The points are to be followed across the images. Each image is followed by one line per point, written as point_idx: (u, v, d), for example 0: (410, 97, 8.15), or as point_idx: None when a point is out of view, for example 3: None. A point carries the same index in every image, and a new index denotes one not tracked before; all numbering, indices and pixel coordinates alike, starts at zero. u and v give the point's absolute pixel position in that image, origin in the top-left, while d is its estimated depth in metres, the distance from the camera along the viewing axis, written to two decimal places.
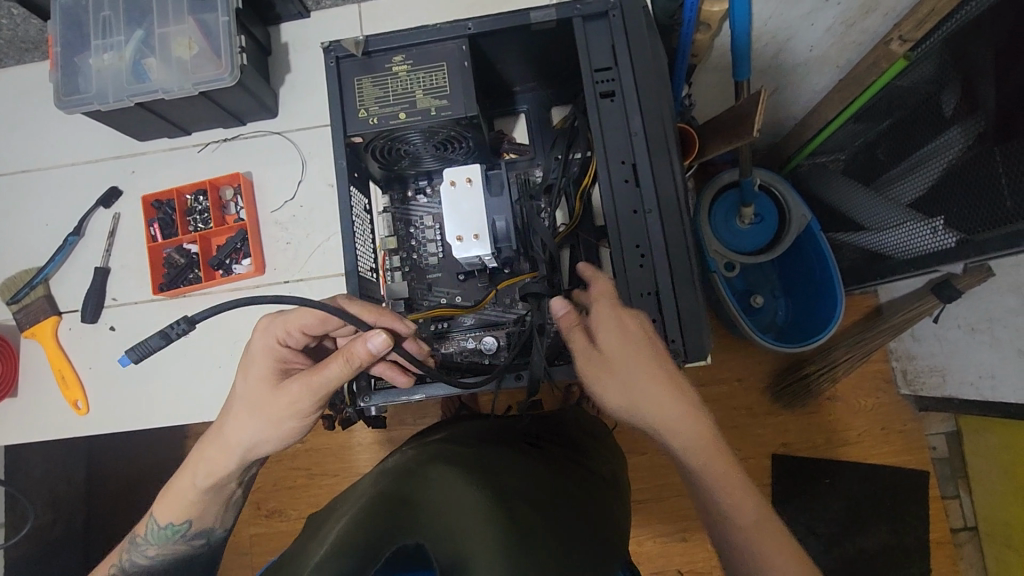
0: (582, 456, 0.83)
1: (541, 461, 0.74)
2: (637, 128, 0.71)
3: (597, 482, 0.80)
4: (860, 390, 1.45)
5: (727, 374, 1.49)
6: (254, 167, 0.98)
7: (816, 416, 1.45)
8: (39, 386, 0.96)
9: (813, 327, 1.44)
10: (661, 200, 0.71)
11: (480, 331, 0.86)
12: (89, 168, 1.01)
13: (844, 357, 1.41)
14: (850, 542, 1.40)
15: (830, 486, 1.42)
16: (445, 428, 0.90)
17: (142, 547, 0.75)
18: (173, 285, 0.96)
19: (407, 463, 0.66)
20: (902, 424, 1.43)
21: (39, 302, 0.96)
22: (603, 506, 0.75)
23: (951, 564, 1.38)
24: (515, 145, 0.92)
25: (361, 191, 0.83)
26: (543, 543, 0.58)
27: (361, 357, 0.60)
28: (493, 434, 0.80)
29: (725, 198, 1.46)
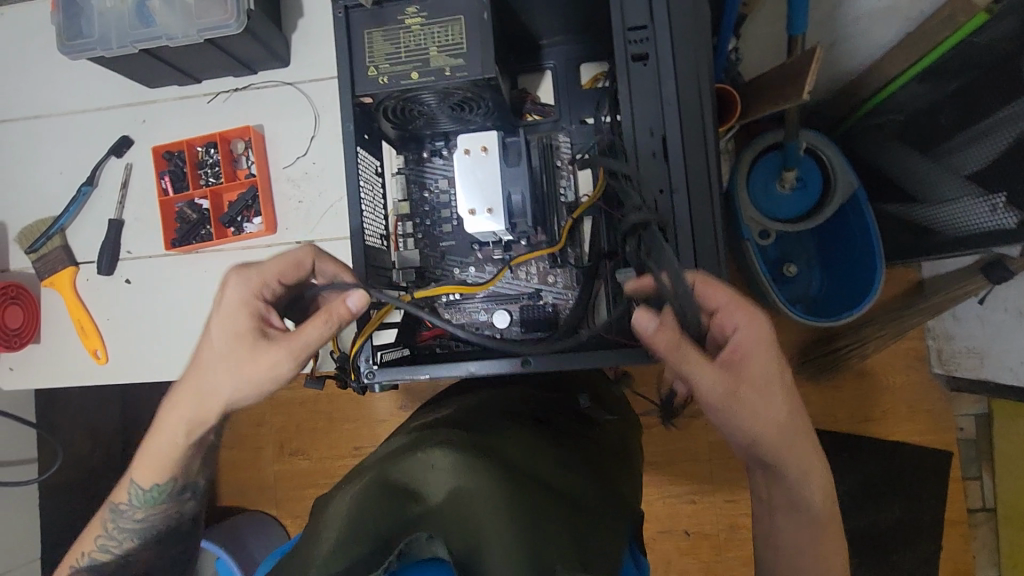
0: (592, 427, 0.81)
1: (549, 435, 0.72)
2: (670, 97, 0.64)
3: (605, 453, 0.77)
4: (892, 367, 1.39)
5: None
6: (265, 120, 0.94)
7: (839, 391, 1.40)
8: (57, 334, 0.97)
9: (850, 299, 1.37)
10: (691, 180, 0.64)
11: (491, 305, 0.84)
12: (100, 116, 0.98)
13: (874, 334, 1.35)
14: (862, 514, 1.38)
15: (849, 460, 1.39)
16: (452, 398, 0.86)
17: (128, 513, 0.77)
18: (185, 241, 0.94)
19: (406, 443, 0.66)
20: (929, 403, 1.37)
21: (57, 252, 0.96)
22: (609, 476, 0.72)
23: (964, 544, 1.36)
24: (538, 106, 0.86)
25: (372, 153, 0.79)
26: (562, 527, 0.57)
27: (339, 314, 0.63)
28: (501, 406, 0.77)
29: (767, 161, 1.37)
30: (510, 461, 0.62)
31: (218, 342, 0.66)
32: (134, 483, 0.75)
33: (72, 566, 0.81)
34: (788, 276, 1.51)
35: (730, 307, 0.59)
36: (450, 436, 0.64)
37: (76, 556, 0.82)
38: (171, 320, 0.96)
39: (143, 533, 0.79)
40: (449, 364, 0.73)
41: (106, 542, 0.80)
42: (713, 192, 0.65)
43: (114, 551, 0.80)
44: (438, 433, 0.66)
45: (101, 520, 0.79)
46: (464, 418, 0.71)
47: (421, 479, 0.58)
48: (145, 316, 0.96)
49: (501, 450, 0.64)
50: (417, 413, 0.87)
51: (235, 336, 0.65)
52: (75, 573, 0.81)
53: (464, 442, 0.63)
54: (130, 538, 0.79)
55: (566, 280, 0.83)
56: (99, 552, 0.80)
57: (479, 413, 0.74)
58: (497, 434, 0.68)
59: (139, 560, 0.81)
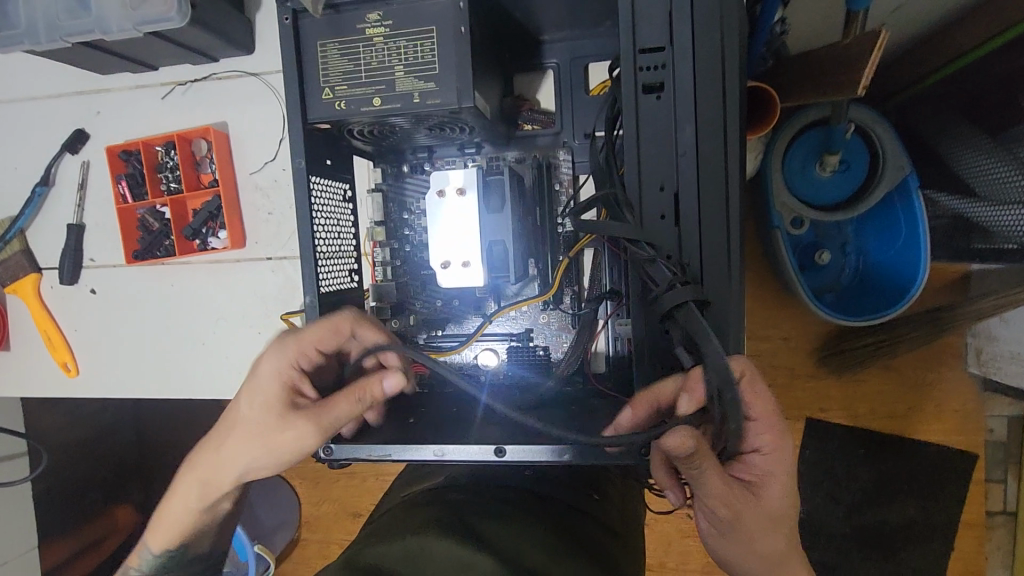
0: (595, 503, 0.78)
1: (541, 509, 0.71)
2: (686, 146, 0.51)
3: (603, 532, 0.73)
4: (922, 365, 1.18)
5: (772, 330, 1.21)
6: (230, 117, 0.83)
7: (862, 386, 1.20)
8: (28, 344, 0.92)
9: (888, 300, 1.12)
10: (705, 248, 0.52)
11: (478, 344, 0.75)
12: (51, 106, 0.88)
13: (910, 332, 1.14)
14: (873, 512, 1.22)
15: (865, 456, 1.21)
16: (443, 471, 0.85)
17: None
18: (148, 253, 0.86)
19: (399, 530, 0.65)
20: (963, 402, 1.18)
21: (16, 258, 0.89)
22: (610, 554, 0.69)
23: (978, 546, 1.20)
24: (536, 114, 0.74)
25: (340, 176, 0.68)
26: None
27: (374, 397, 0.56)
28: (491, 483, 0.76)
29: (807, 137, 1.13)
30: (503, 539, 0.62)
31: (248, 419, 0.59)
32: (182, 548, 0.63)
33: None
34: (821, 264, 1.20)
35: (765, 425, 0.55)
36: (441, 517, 0.65)
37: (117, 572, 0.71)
38: (139, 335, 0.89)
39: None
40: (417, 444, 0.62)
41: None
42: (737, 265, 0.53)
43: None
44: (432, 514, 0.66)
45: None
46: (457, 495, 0.72)
47: (418, 558, 0.59)
48: (112, 323, 0.90)
49: (494, 527, 0.64)
50: (401, 485, 0.88)
51: (263, 418, 0.58)
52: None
53: (455, 524, 0.63)
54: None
55: (560, 320, 0.73)
56: None
57: (473, 488, 0.74)
58: (491, 511, 0.68)
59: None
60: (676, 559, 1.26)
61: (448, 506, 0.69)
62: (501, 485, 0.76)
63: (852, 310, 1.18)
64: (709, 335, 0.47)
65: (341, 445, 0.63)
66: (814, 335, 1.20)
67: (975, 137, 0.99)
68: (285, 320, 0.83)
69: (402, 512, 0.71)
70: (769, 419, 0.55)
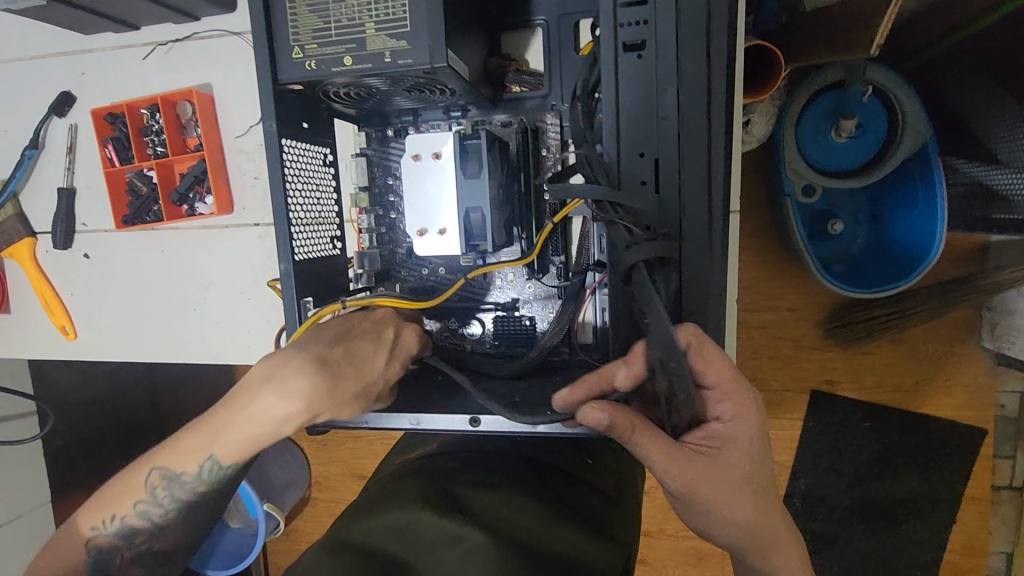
0: (585, 466, 0.77)
1: (527, 473, 0.71)
2: (668, 111, 0.50)
3: (595, 494, 0.72)
4: (933, 337, 1.14)
5: (779, 301, 1.17)
6: (214, 79, 0.82)
7: (871, 360, 1.16)
8: (28, 307, 0.93)
9: (899, 273, 1.07)
10: (685, 217, 0.51)
11: (465, 312, 0.74)
12: (37, 67, 0.87)
13: (922, 305, 1.10)
14: (877, 485, 1.19)
15: (869, 430, 1.17)
16: (436, 439, 0.85)
17: (149, 506, 0.63)
18: (138, 218, 0.86)
19: (387, 500, 0.66)
20: (971, 375, 1.14)
21: (11, 222, 0.89)
22: (598, 513, 0.68)
23: (982, 521, 1.18)
24: (523, 75, 0.70)
25: (319, 139, 0.66)
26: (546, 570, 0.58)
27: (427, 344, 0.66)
28: (480, 451, 0.76)
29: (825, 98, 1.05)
30: (487, 506, 0.64)
31: (372, 373, 0.59)
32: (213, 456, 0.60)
33: (89, 533, 0.64)
34: (832, 234, 1.16)
35: (723, 392, 0.55)
36: (426, 489, 0.66)
37: (100, 518, 0.64)
38: (133, 299, 0.90)
39: (198, 505, 0.64)
40: (394, 412, 0.62)
41: (148, 511, 0.63)
42: (713, 233, 0.52)
43: (152, 522, 0.64)
44: (417, 485, 0.67)
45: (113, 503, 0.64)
46: (445, 462, 0.73)
47: (408, 532, 0.61)
48: (106, 287, 0.91)
49: (479, 494, 0.65)
50: (398, 451, 0.89)
51: (376, 377, 0.59)
52: (88, 544, 0.65)
53: (439, 494, 0.65)
54: (180, 511, 0.64)
55: (546, 292, 0.71)
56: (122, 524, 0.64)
57: (462, 456, 0.74)
58: (477, 478, 0.69)
59: (168, 546, 0.66)
60: (674, 526, 1.26)
61: (432, 476, 0.69)
62: (491, 451, 0.76)
63: (860, 282, 1.13)
64: (654, 301, 0.45)
65: None
66: (821, 305, 1.16)
67: (1003, 100, 0.94)
68: (272, 286, 0.83)
69: (391, 481, 0.71)
70: (730, 386, 0.54)
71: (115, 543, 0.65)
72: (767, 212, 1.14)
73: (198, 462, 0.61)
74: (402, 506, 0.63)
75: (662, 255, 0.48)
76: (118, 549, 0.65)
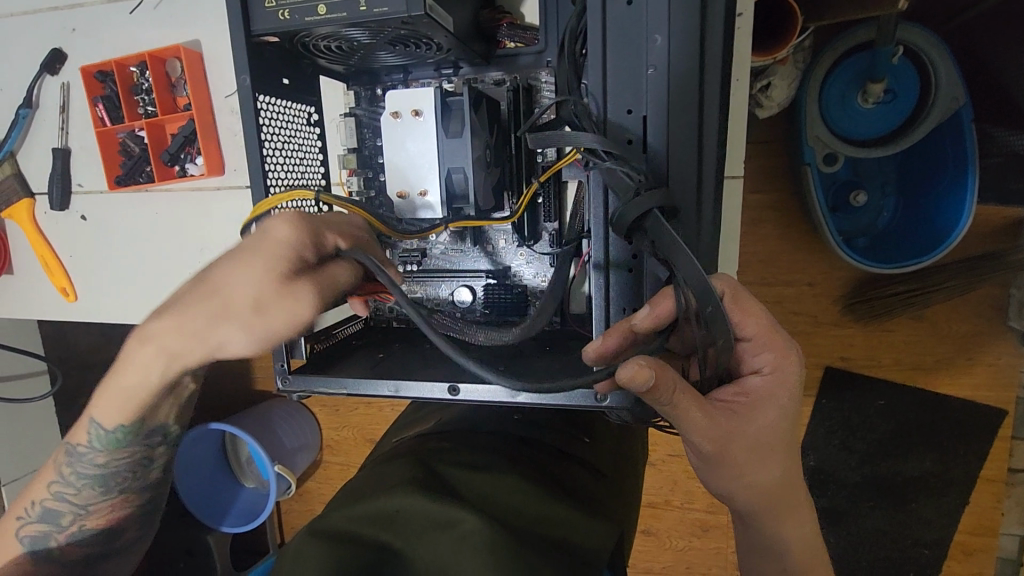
0: (581, 445, 0.75)
1: (520, 453, 0.69)
2: (656, 60, 0.48)
3: (590, 474, 0.70)
4: (955, 314, 1.09)
5: (795, 276, 1.12)
6: (202, 34, 0.79)
7: (889, 338, 1.11)
8: (31, 268, 0.94)
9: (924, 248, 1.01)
10: (672, 178, 0.49)
11: (455, 278, 0.71)
12: (28, 24, 0.85)
13: (948, 281, 1.05)
14: (888, 464, 1.16)
15: (883, 408, 1.14)
16: (438, 413, 0.84)
17: (68, 488, 0.64)
18: (131, 179, 0.85)
19: (376, 484, 0.64)
20: (993, 354, 1.09)
21: (9, 182, 0.89)
22: (593, 493, 0.66)
23: (994, 502, 1.14)
24: (517, 30, 0.66)
25: (301, 97, 0.64)
26: (537, 540, 0.56)
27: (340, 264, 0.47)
28: (474, 428, 0.75)
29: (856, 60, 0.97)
30: (476, 484, 0.62)
31: (231, 299, 0.45)
32: (93, 422, 0.59)
33: (17, 523, 0.66)
34: (855, 206, 1.09)
35: (762, 344, 0.53)
36: (413, 472, 0.63)
37: (24, 507, 0.66)
38: (129, 263, 0.90)
39: (109, 478, 0.63)
40: (374, 379, 0.60)
41: (63, 491, 0.64)
42: (703, 196, 0.50)
43: (71, 501, 0.64)
44: (405, 468, 0.64)
45: (38, 487, 0.65)
46: (438, 443, 0.71)
47: (397, 519, 0.58)
48: (104, 250, 0.91)
49: (468, 476, 0.63)
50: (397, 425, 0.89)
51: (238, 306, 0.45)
52: (22, 536, 0.66)
53: (427, 475, 0.63)
54: (93, 486, 0.64)
55: (537, 258, 0.69)
56: (53, 501, 0.65)
57: (455, 437, 0.72)
58: (467, 458, 0.67)
59: (101, 522, 0.65)
60: (680, 498, 1.26)
61: (420, 458, 0.67)
62: (485, 430, 0.74)
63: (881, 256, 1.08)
64: (678, 245, 0.43)
65: (299, 378, 0.62)
66: (841, 282, 1.11)
67: None
68: None
69: (381, 463, 0.70)
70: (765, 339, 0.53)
71: (46, 529, 0.65)
72: (783, 181, 1.09)
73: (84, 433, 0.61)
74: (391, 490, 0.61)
75: (669, 204, 0.46)
76: (49, 532, 0.65)
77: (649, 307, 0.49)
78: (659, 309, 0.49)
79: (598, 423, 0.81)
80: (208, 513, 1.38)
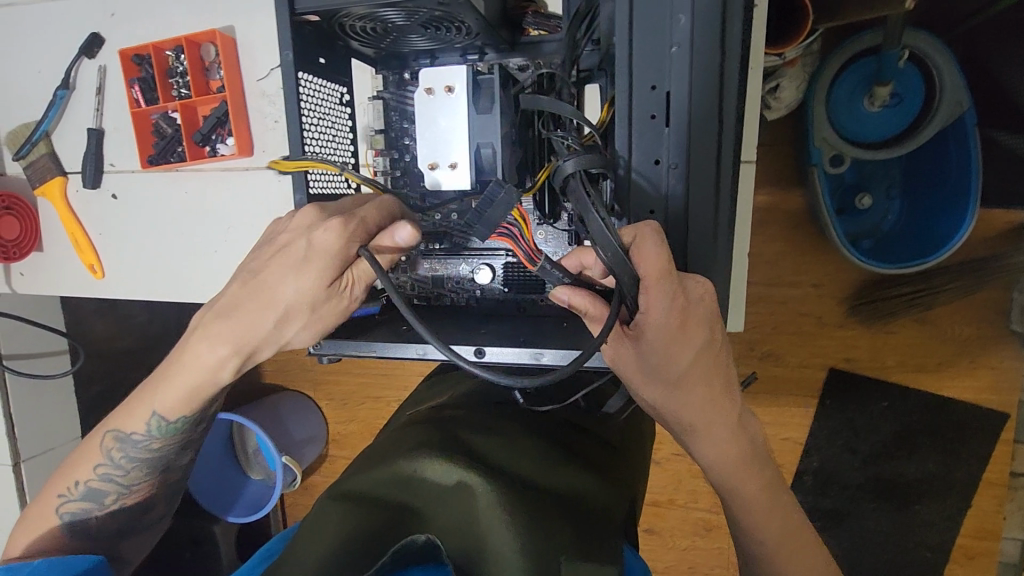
0: (593, 420, 0.76)
1: (530, 425, 0.70)
2: (681, 38, 0.51)
3: (601, 450, 0.71)
4: (959, 316, 1.10)
5: (803, 276, 1.14)
6: (236, 20, 0.83)
7: (895, 336, 1.13)
8: (60, 246, 0.97)
9: (929, 247, 1.04)
10: (692, 150, 0.52)
11: (475, 258, 0.72)
12: (69, 8, 0.89)
13: (949, 282, 1.09)
14: (891, 464, 1.17)
15: (886, 408, 1.16)
16: (451, 390, 0.85)
17: (116, 470, 0.69)
18: (163, 158, 0.88)
19: (393, 448, 0.65)
20: (998, 356, 1.10)
21: (44, 160, 0.92)
22: (604, 464, 0.69)
23: (996, 506, 1.15)
24: (540, 18, 0.69)
25: (335, 77, 0.67)
26: (555, 505, 0.58)
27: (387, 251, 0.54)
28: (488, 397, 0.77)
29: (863, 64, 1.00)
30: (493, 449, 0.63)
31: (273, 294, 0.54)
32: (154, 412, 0.64)
33: (58, 500, 0.71)
34: (861, 208, 1.12)
35: (646, 285, 0.49)
36: (431, 435, 0.64)
37: (65, 486, 0.71)
38: (156, 244, 0.93)
39: (155, 462, 0.70)
40: (402, 342, 0.63)
41: (109, 472, 0.70)
42: (721, 168, 0.53)
43: (115, 482, 0.70)
44: (419, 435, 0.65)
45: (83, 468, 0.70)
46: (453, 412, 0.72)
47: (412, 482, 0.58)
48: (131, 229, 0.94)
49: (484, 439, 0.64)
50: (412, 402, 0.91)
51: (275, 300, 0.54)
52: (61, 512, 0.71)
53: (444, 438, 0.63)
54: (139, 465, 0.70)
55: (556, 236, 0.70)
56: (99, 482, 0.70)
57: (469, 406, 0.74)
58: (478, 424, 0.68)
59: (140, 498, 0.73)
60: (685, 496, 1.28)
61: (436, 424, 0.68)
62: (500, 402, 0.76)
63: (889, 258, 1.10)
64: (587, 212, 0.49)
65: (332, 342, 0.64)
66: (849, 281, 1.13)
67: None
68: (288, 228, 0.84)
69: (398, 431, 0.71)
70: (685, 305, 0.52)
71: (87, 506, 0.71)
72: (792, 179, 1.12)
73: (145, 421, 0.66)
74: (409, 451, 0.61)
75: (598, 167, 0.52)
76: (88, 509, 0.71)
77: (581, 269, 0.59)
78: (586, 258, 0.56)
79: None
80: (216, 503, 1.41)
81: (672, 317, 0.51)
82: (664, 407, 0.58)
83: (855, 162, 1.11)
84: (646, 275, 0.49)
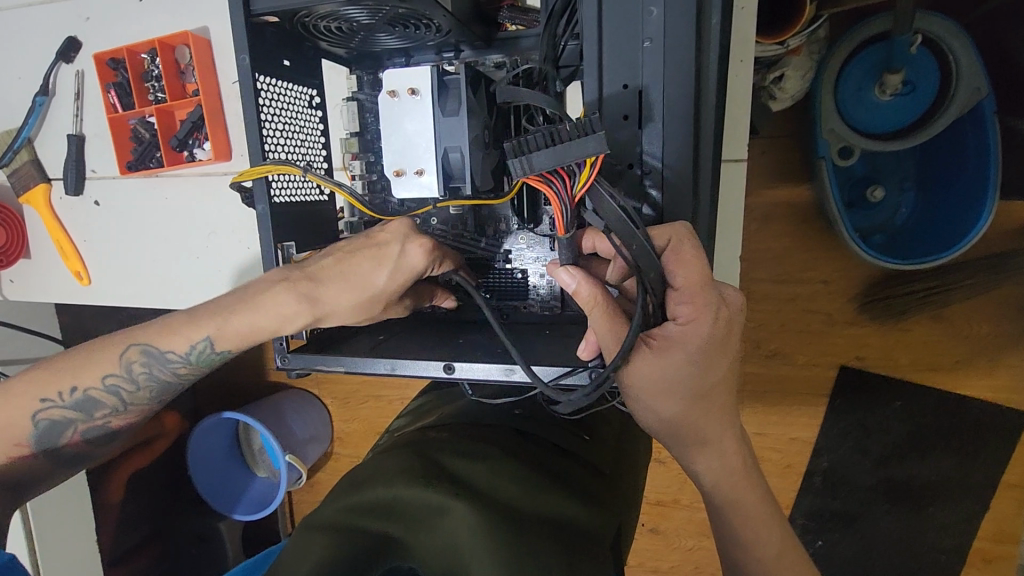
0: (583, 443, 0.74)
1: (516, 447, 0.68)
2: (654, 32, 0.47)
3: (591, 475, 0.69)
4: (975, 313, 1.05)
5: (812, 274, 1.10)
6: (210, 20, 0.80)
7: (907, 336, 1.08)
8: (47, 253, 0.97)
9: (942, 243, 0.99)
10: (668, 150, 0.49)
11: None
12: (45, 13, 0.87)
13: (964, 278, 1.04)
14: (904, 466, 1.13)
15: (898, 409, 1.11)
16: (441, 409, 0.83)
17: (122, 384, 0.63)
18: (142, 163, 0.87)
19: (374, 474, 0.63)
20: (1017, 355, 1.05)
21: (27, 167, 0.91)
22: (594, 491, 0.66)
23: (1016, 510, 1.10)
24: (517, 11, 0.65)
25: (302, 79, 0.64)
26: (541, 532, 0.55)
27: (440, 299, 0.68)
28: (473, 421, 0.75)
29: (873, 51, 0.94)
30: (478, 476, 0.61)
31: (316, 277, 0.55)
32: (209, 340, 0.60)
33: (39, 404, 0.64)
34: (872, 202, 1.06)
35: (688, 294, 0.47)
36: (414, 462, 0.63)
37: (55, 391, 0.63)
38: (139, 250, 0.92)
39: (172, 386, 0.65)
40: (371, 357, 0.60)
41: (118, 385, 0.63)
42: (699, 170, 0.49)
43: (116, 398, 0.65)
44: (402, 459, 0.64)
45: (90, 374, 0.63)
46: (439, 436, 0.70)
47: (396, 508, 0.57)
48: (115, 235, 0.93)
49: (468, 465, 0.63)
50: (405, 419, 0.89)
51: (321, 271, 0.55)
52: (38, 417, 0.64)
53: (428, 466, 0.62)
54: (153, 390, 0.64)
55: (538, 243, 0.67)
56: (103, 391, 0.64)
57: (454, 430, 0.72)
58: (462, 449, 0.66)
59: (126, 423, 0.68)
60: (690, 498, 1.24)
61: (421, 450, 0.66)
62: (484, 424, 0.73)
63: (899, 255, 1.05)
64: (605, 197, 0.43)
65: (300, 356, 0.62)
66: (858, 279, 1.08)
67: None
68: None
69: (382, 456, 0.69)
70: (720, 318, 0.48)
71: (70, 416, 0.65)
72: (797, 173, 1.07)
73: (191, 343, 0.61)
74: (392, 481, 0.60)
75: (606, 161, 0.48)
76: (71, 420, 0.65)
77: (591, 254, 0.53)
78: (602, 247, 0.51)
79: (600, 421, 0.80)
80: (220, 500, 1.40)
81: (716, 329, 0.48)
82: (677, 424, 0.53)
83: (863, 154, 1.06)
84: (687, 281, 0.47)
